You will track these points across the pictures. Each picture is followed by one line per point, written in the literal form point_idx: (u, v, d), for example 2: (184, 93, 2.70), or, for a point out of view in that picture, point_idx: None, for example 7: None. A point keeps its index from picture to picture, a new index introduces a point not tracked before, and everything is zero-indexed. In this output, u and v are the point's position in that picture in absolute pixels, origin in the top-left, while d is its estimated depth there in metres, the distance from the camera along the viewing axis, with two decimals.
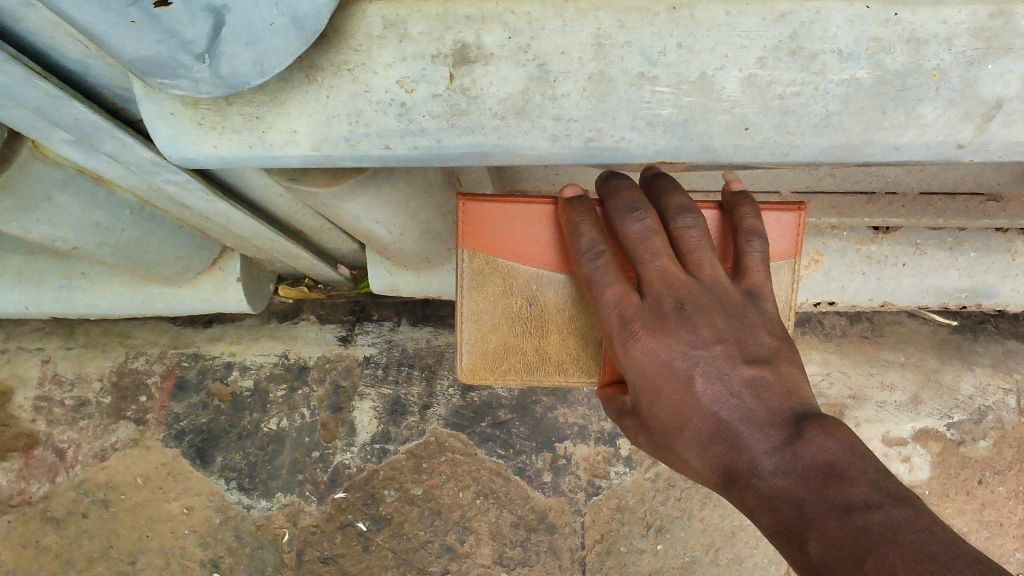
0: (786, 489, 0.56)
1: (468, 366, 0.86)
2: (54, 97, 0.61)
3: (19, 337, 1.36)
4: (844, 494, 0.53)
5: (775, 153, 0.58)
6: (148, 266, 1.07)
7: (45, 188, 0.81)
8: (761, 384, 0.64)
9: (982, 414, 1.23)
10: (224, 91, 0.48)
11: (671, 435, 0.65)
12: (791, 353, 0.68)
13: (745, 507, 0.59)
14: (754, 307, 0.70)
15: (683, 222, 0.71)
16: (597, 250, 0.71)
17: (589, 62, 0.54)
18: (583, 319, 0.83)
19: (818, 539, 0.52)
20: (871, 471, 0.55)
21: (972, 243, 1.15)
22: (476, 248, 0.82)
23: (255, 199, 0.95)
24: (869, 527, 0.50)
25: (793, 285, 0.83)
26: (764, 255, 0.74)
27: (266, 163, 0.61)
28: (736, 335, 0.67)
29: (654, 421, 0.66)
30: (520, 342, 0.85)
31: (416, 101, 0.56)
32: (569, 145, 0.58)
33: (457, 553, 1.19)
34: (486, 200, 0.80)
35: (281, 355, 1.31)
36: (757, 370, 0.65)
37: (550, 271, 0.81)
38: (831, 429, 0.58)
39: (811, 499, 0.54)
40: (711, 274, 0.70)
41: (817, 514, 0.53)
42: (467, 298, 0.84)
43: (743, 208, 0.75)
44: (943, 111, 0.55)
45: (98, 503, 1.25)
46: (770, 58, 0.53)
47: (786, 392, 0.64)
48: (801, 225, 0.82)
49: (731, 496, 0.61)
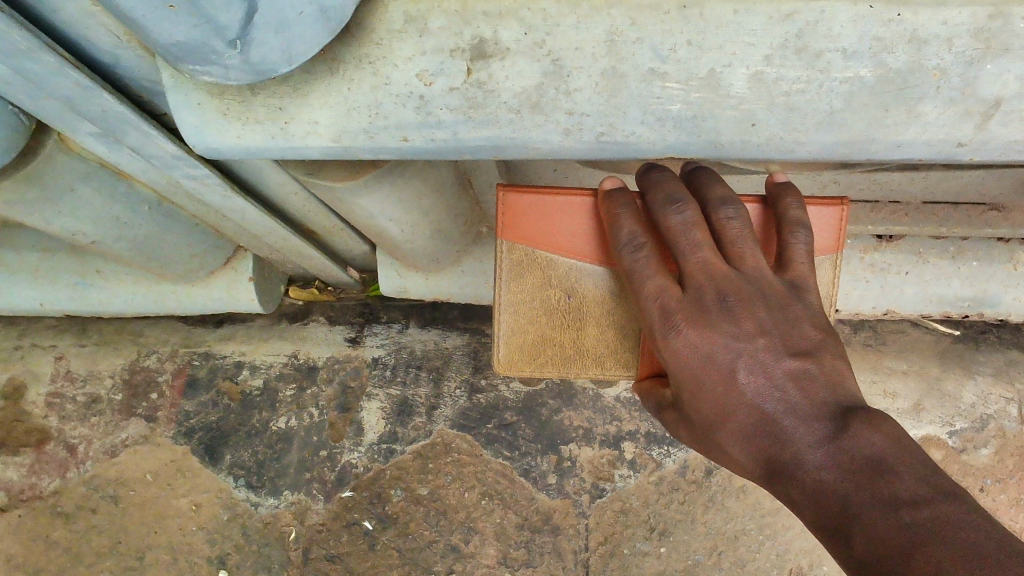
0: (831, 482, 0.58)
1: (505, 358, 0.89)
2: (86, 87, 0.63)
3: (33, 334, 1.39)
4: (890, 489, 0.55)
5: (781, 149, 0.60)
6: (163, 263, 1.09)
7: (69, 181, 0.83)
8: (805, 376, 0.66)
9: (983, 423, 1.24)
10: (252, 78, 0.50)
11: (715, 427, 0.68)
12: (835, 345, 0.70)
13: (788, 500, 0.62)
14: (798, 298, 0.72)
15: (726, 213, 0.73)
16: (637, 242, 0.74)
17: (602, 57, 0.56)
18: (620, 312, 0.85)
19: (862, 532, 0.54)
20: (916, 466, 0.56)
21: (975, 253, 1.17)
22: (514, 240, 0.84)
23: (272, 198, 0.97)
24: (916, 522, 0.52)
25: (835, 279, 0.85)
26: (809, 246, 0.75)
27: (286, 154, 0.63)
28: (780, 326, 0.69)
29: (698, 412, 0.69)
30: (558, 335, 0.87)
31: (434, 94, 0.58)
32: (581, 140, 0.60)
33: (462, 553, 1.20)
34: (526, 191, 0.81)
35: (291, 355, 1.33)
36: (802, 361, 0.67)
37: (588, 264, 0.83)
38: (876, 422, 0.60)
39: (855, 492, 0.56)
40: (753, 266, 0.72)
41: (862, 508, 0.55)
42: (505, 290, 0.86)
43: (788, 199, 0.76)
44: (944, 110, 0.57)
45: (108, 499, 1.26)
46: (777, 55, 0.55)
47: (831, 384, 0.66)
48: (843, 221, 0.83)
49: (775, 488, 0.63)
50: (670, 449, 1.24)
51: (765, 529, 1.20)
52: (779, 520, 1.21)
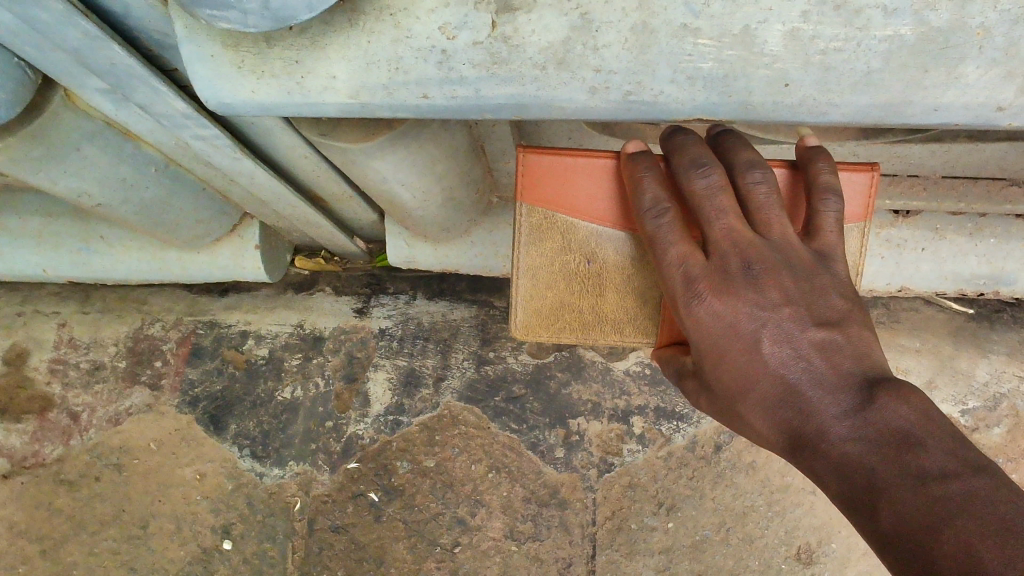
0: (856, 453, 0.57)
1: (522, 323, 0.87)
2: (95, 37, 0.61)
3: (37, 301, 1.37)
4: (917, 461, 0.53)
5: (813, 111, 0.58)
6: (169, 228, 1.07)
7: (76, 140, 0.81)
8: (830, 347, 0.64)
9: (996, 402, 1.23)
10: (271, 24, 0.48)
11: (737, 398, 0.66)
12: (862, 316, 0.69)
13: (811, 472, 0.61)
14: (824, 268, 0.70)
15: (753, 178, 0.71)
16: (660, 207, 0.71)
17: (633, 12, 0.54)
18: (641, 279, 0.83)
19: (888, 504, 0.52)
20: (945, 437, 0.55)
21: (992, 230, 1.15)
22: (534, 202, 0.82)
23: (281, 163, 0.96)
24: (944, 495, 0.50)
25: (862, 247, 0.83)
26: (839, 215, 0.73)
27: (301, 111, 0.62)
28: (806, 295, 0.68)
29: (719, 382, 0.68)
30: (576, 301, 0.85)
31: (457, 48, 0.56)
32: (607, 98, 0.58)
33: (468, 525, 1.19)
34: (547, 153, 0.80)
35: (296, 325, 1.32)
36: (827, 331, 0.66)
37: (609, 228, 0.81)
38: (904, 393, 0.58)
39: (880, 464, 0.55)
40: (779, 234, 0.70)
41: (889, 481, 0.53)
42: (523, 254, 0.84)
43: (821, 163, 0.74)
44: (985, 71, 0.54)
45: (112, 467, 1.25)
46: (814, 11, 0.53)
47: (857, 355, 0.64)
48: (872, 188, 0.82)
49: (799, 460, 0.62)
50: (679, 425, 1.23)
51: (774, 506, 1.19)
52: (788, 497, 1.19)
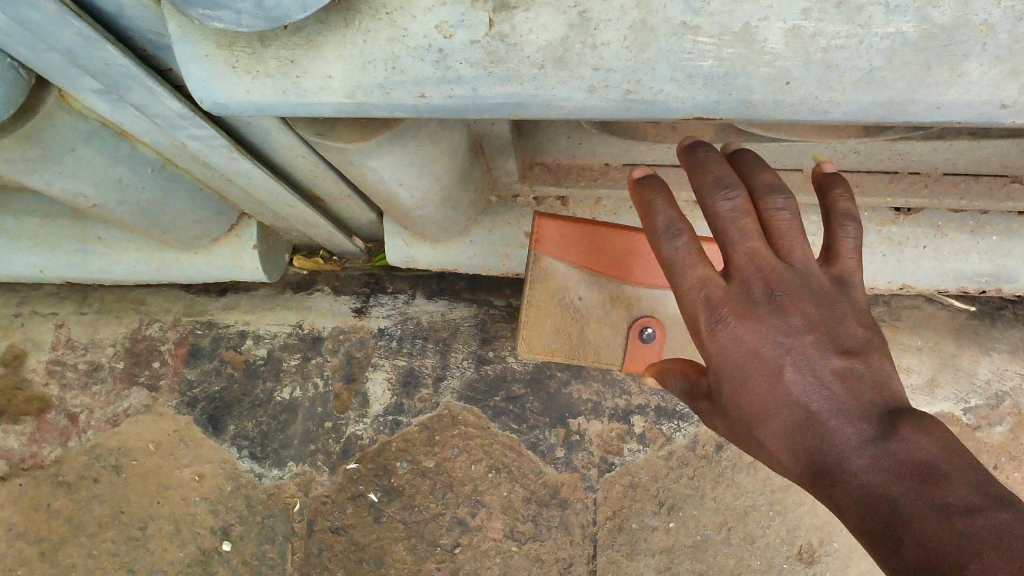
0: (882, 490, 0.50)
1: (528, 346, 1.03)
2: (88, 37, 0.60)
3: (34, 301, 1.37)
4: (950, 502, 0.46)
5: (814, 110, 0.58)
6: (166, 228, 1.06)
7: (71, 141, 0.81)
8: (858, 375, 0.57)
9: (998, 400, 1.22)
10: (266, 24, 0.47)
11: (754, 428, 0.59)
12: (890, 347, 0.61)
13: (832, 508, 0.54)
14: (852, 293, 0.62)
15: (775, 203, 0.63)
16: (676, 226, 0.64)
17: (631, 10, 0.53)
18: None
19: (915, 548, 0.46)
20: (980, 476, 0.48)
21: (994, 227, 1.14)
22: None
23: (278, 163, 0.95)
24: (976, 538, 0.44)
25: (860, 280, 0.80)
26: (860, 246, 0.66)
27: (297, 111, 0.61)
28: (834, 321, 0.60)
29: (735, 409, 0.61)
30: None
31: (454, 47, 0.55)
32: (606, 97, 0.58)
33: (468, 526, 1.18)
34: None
35: (295, 325, 1.31)
36: (854, 359, 0.58)
37: None
38: (932, 428, 0.51)
39: (908, 503, 0.48)
40: (803, 257, 0.62)
41: (913, 518, 0.47)
42: None
43: (837, 189, 0.67)
44: (988, 68, 0.54)
45: (111, 468, 1.25)
46: (815, 9, 0.52)
47: (885, 384, 0.57)
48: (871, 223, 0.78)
49: (820, 495, 0.55)
50: (680, 424, 1.22)
51: (775, 505, 1.18)
52: (789, 496, 1.19)
